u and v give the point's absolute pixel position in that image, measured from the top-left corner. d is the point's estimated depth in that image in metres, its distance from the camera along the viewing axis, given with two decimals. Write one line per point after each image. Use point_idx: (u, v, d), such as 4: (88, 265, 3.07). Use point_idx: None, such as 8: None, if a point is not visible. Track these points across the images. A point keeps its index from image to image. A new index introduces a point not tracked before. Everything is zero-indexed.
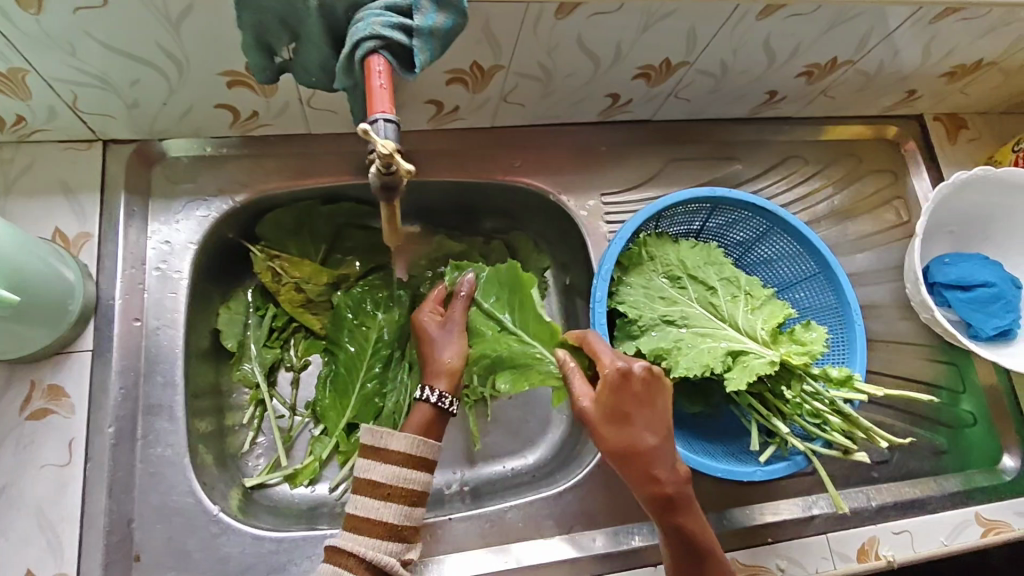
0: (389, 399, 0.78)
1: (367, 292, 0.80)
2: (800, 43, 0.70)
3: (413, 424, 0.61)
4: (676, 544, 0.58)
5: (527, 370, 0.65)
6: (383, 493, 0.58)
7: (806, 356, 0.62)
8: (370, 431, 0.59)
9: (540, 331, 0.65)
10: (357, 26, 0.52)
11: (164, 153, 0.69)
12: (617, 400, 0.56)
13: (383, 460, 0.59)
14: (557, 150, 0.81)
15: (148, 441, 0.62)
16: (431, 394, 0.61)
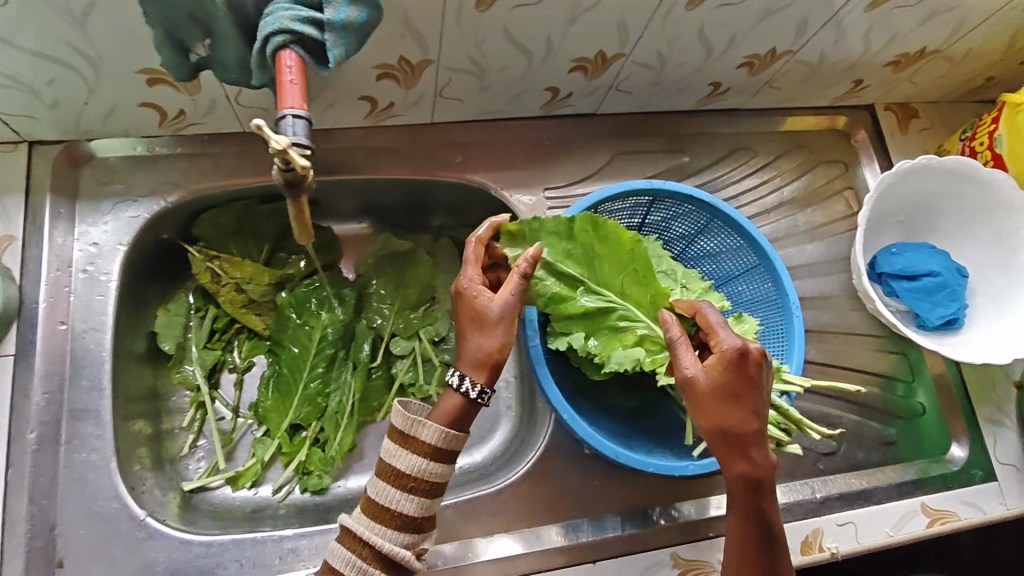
0: (334, 399, 0.78)
1: (309, 292, 0.78)
2: (734, 34, 0.69)
3: (442, 412, 0.55)
4: (749, 532, 0.53)
5: (621, 332, 0.65)
6: (406, 485, 0.54)
7: None
8: (403, 416, 0.55)
9: (634, 290, 0.64)
10: (266, 20, 0.51)
11: (92, 154, 0.68)
12: (735, 375, 0.51)
13: (411, 449, 0.54)
14: (501, 145, 0.80)
15: (73, 445, 0.61)
16: (464, 384, 0.56)
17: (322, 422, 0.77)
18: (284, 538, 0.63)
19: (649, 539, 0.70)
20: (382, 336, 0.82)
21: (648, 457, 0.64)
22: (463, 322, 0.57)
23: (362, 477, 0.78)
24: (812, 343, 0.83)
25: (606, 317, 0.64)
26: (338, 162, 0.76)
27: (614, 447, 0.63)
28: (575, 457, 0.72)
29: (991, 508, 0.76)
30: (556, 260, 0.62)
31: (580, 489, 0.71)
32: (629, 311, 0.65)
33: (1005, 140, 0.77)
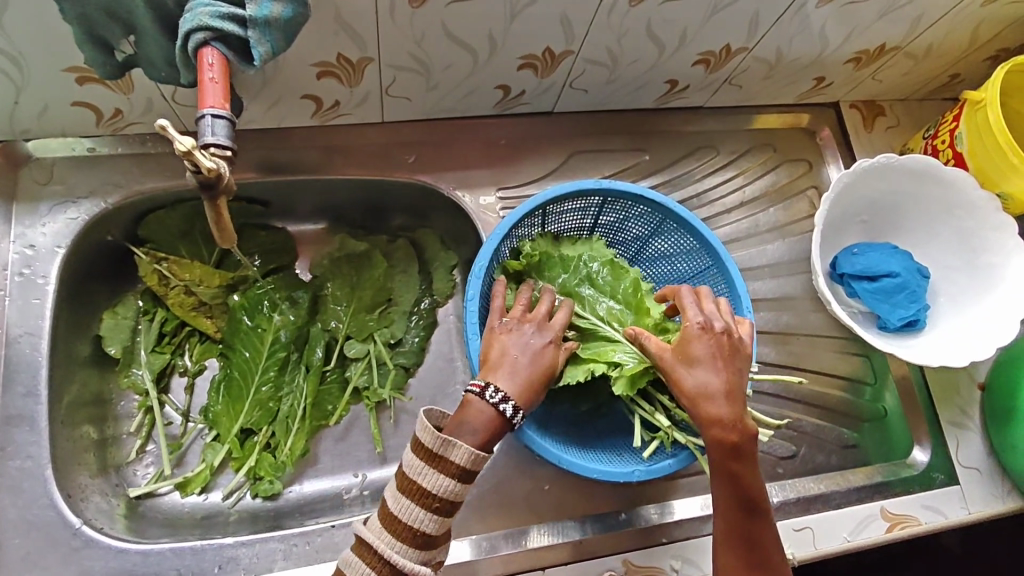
0: (286, 403, 0.76)
1: (261, 294, 0.77)
2: (684, 30, 0.68)
3: (478, 434, 0.51)
4: (730, 505, 0.53)
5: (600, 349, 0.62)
6: (430, 504, 0.49)
7: None
8: (433, 433, 0.49)
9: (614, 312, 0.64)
10: (185, 18, 0.50)
11: (30, 154, 0.67)
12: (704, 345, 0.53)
13: (438, 469, 0.49)
14: (455, 144, 0.79)
15: (7, 453, 0.59)
16: (513, 415, 0.52)
17: (272, 426, 0.75)
18: (224, 546, 0.61)
19: (601, 544, 0.68)
20: (337, 339, 0.80)
21: (593, 463, 0.60)
22: (544, 363, 0.56)
23: (313, 482, 0.77)
24: (775, 345, 0.81)
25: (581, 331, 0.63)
26: (286, 161, 0.75)
27: (554, 451, 0.59)
28: (527, 461, 0.71)
29: (953, 512, 0.75)
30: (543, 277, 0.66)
31: (531, 494, 0.70)
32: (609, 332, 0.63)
33: (965, 138, 0.76)
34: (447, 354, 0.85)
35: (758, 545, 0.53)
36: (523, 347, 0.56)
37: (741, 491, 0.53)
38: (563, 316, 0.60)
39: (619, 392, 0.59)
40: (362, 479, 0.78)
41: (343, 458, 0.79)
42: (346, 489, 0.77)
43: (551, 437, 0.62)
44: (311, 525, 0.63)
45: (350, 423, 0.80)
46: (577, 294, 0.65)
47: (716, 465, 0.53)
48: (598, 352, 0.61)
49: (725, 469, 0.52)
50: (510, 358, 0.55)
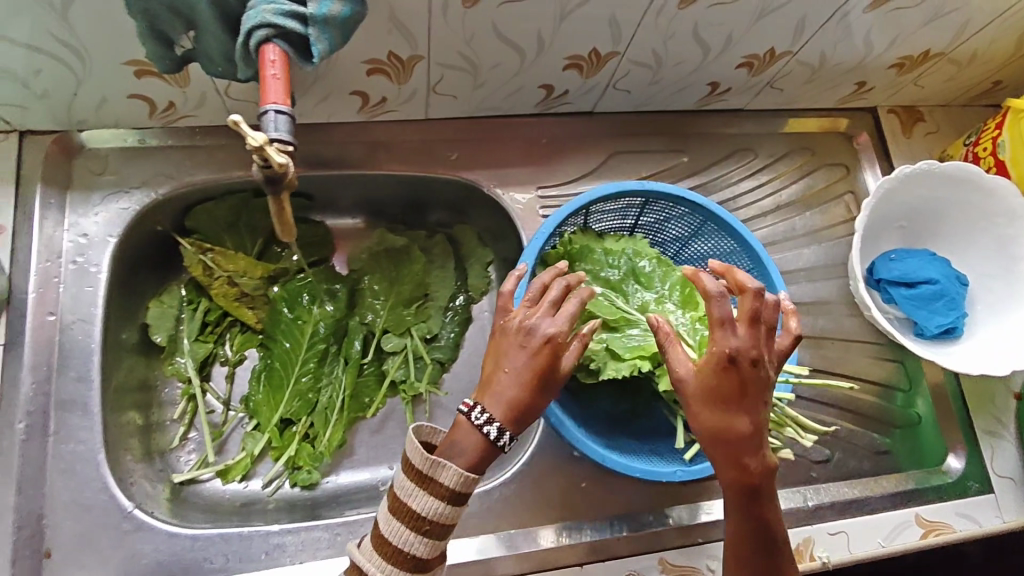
0: (325, 394, 0.78)
1: (303, 287, 0.78)
2: (730, 34, 0.68)
3: (467, 455, 0.49)
4: (748, 540, 0.51)
5: (646, 344, 0.62)
6: (420, 527, 0.48)
7: None
8: (421, 454, 0.48)
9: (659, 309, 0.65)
10: (248, 14, 0.50)
11: (84, 145, 0.68)
12: (730, 378, 0.47)
13: (426, 492, 0.48)
14: (496, 142, 0.79)
15: (61, 437, 0.60)
16: (499, 435, 0.50)
17: (311, 417, 0.77)
18: (270, 534, 0.62)
19: (637, 543, 0.69)
20: (374, 333, 0.81)
21: (635, 462, 0.62)
22: (535, 374, 0.51)
23: (350, 473, 0.78)
24: (809, 349, 0.81)
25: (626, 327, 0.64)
26: (330, 157, 0.76)
27: (599, 450, 0.61)
28: (564, 458, 0.72)
29: (987, 520, 0.75)
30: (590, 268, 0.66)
31: (568, 491, 0.70)
32: (653, 327, 0.64)
33: (1008, 146, 0.76)
34: (482, 350, 0.86)
35: None
36: (512, 357, 0.51)
37: (760, 527, 0.50)
38: (566, 310, 0.53)
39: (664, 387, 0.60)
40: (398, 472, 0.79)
41: (380, 450, 0.80)
42: (382, 481, 0.78)
43: (595, 435, 0.63)
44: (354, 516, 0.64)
45: (386, 416, 0.81)
46: (621, 289, 0.66)
47: (733, 500, 0.50)
48: (645, 345, 0.62)
49: (741, 505, 0.50)
50: (497, 374, 0.51)
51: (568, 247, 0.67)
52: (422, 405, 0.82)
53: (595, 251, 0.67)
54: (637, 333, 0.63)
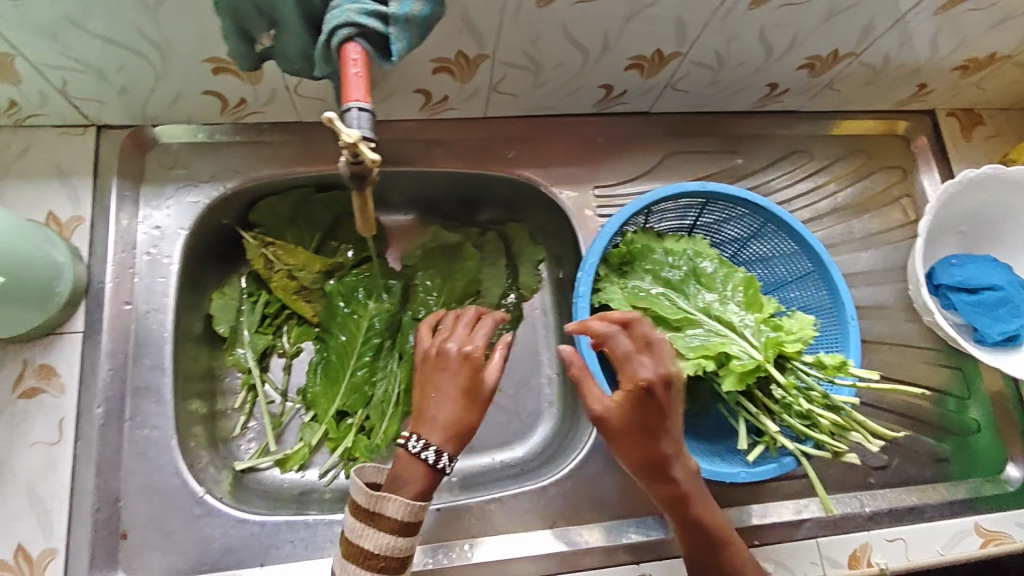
0: (380, 387, 0.78)
1: (358, 281, 0.79)
2: (795, 36, 0.67)
3: (412, 485, 0.55)
4: (698, 553, 0.56)
5: (711, 343, 0.62)
6: (377, 564, 0.53)
7: (800, 344, 0.60)
8: (366, 494, 0.53)
9: (722, 309, 0.64)
10: (331, 14, 0.52)
11: (157, 139, 0.70)
12: (636, 405, 0.52)
13: (376, 529, 0.53)
14: (552, 142, 0.80)
15: (137, 422, 0.63)
16: (438, 457, 0.55)
17: (368, 410, 0.78)
18: (335, 522, 0.63)
19: None
20: None
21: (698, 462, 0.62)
22: (461, 393, 0.56)
23: None
24: (865, 354, 0.80)
25: (689, 326, 0.64)
26: (390, 154, 0.77)
27: None
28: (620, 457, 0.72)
29: None
30: (650, 268, 0.67)
31: (625, 489, 0.71)
32: (715, 327, 0.63)
33: None
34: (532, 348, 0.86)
35: None
36: (439, 381, 0.57)
37: (705, 539, 0.55)
38: (483, 333, 0.59)
39: (728, 388, 0.59)
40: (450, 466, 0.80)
41: None
42: None
43: None
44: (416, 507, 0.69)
45: None
46: (682, 289, 0.67)
47: (676, 518, 0.55)
48: (709, 345, 0.62)
49: (683, 520, 0.55)
50: (430, 398, 0.57)
51: (629, 247, 0.68)
52: None
53: (655, 251, 0.68)
54: (701, 332, 0.63)
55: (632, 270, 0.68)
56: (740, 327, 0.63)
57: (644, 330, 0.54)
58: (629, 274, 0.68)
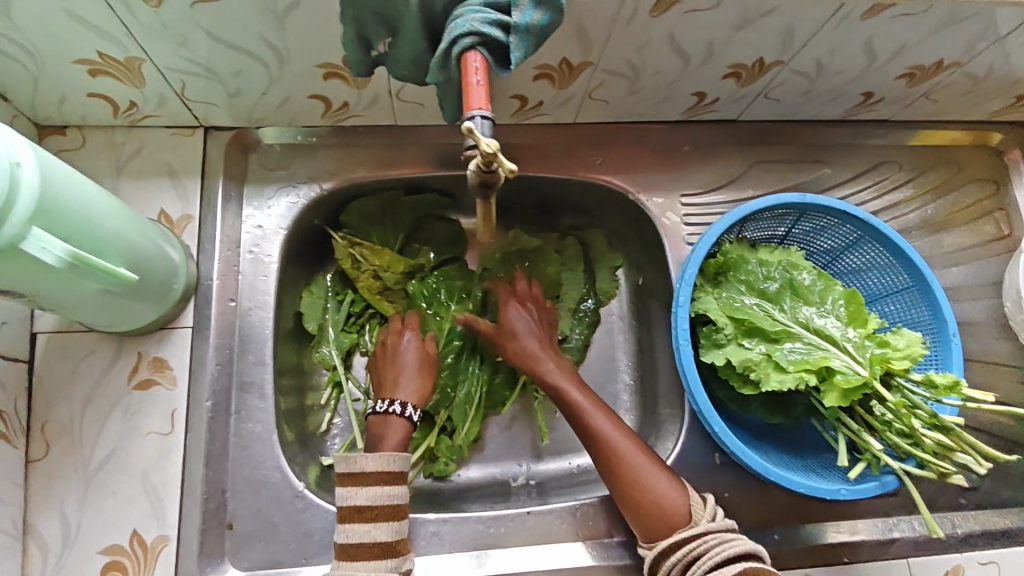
0: (460, 388, 0.78)
1: (440, 283, 0.81)
2: (903, 44, 0.65)
3: (393, 441, 0.66)
4: (600, 460, 0.65)
5: (814, 357, 0.62)
6: (370, 515, 0.59)
7: (907, 361, 0.60)
8: (343, 459, 0.60)
9: (822, 322, 0.64)
10: (456, 23, 0.52)
11: (259, 140, 0.72)
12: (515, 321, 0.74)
13: (364, 484, 0.60)
14: (638, 149, 0.80)
15: (241, 416, 0.66)
16: (407, 409, 0.68)
17: (452, 413, 0.78)
18: (428, 522, 0.68)
19: (780, 558, 0.69)
20: None
21: (794, 476, 0.63)
22: (413, 359, 0.72)
23: (477, 469, 0.80)
24: None
25: (788, 338, 0.64)
26: None
27: (761, 464, 0.62)
28: (707, 467, 0.72)
29: None
30: (746, 280, 0.67)
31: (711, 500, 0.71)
32: (815, 340, 0.63)
33: None
34: (608, 356, 0.86)
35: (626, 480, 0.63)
36: (396, 354, 0.73)
37: (602, 443, 0.65)
38: (411, 317, 0.76)
39: (830, 403, 0.60)
40: (528, 469, 0.81)
41: (510, 446, 0.82)
42: (513, 477, 0.80)
43: (753, 450, 0.65)
44: (502, 510, 0.70)
45: (516, 412, 0.83)
46: (778, 301, 0.66)
47: (579, 430, 0.67)
48: (811, 359, 0.61)
49: (582, 427, 0.66)
50: (392, 372, 0.72)
51: (725, 257, 0.68)
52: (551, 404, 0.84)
53: (749, 261, 0.67)
54: (800, 346, 0.63)
55: (726, 280, 0.68)
56: (842, 342, 0.62)
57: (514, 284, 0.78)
58: (723, 284, 0.68)
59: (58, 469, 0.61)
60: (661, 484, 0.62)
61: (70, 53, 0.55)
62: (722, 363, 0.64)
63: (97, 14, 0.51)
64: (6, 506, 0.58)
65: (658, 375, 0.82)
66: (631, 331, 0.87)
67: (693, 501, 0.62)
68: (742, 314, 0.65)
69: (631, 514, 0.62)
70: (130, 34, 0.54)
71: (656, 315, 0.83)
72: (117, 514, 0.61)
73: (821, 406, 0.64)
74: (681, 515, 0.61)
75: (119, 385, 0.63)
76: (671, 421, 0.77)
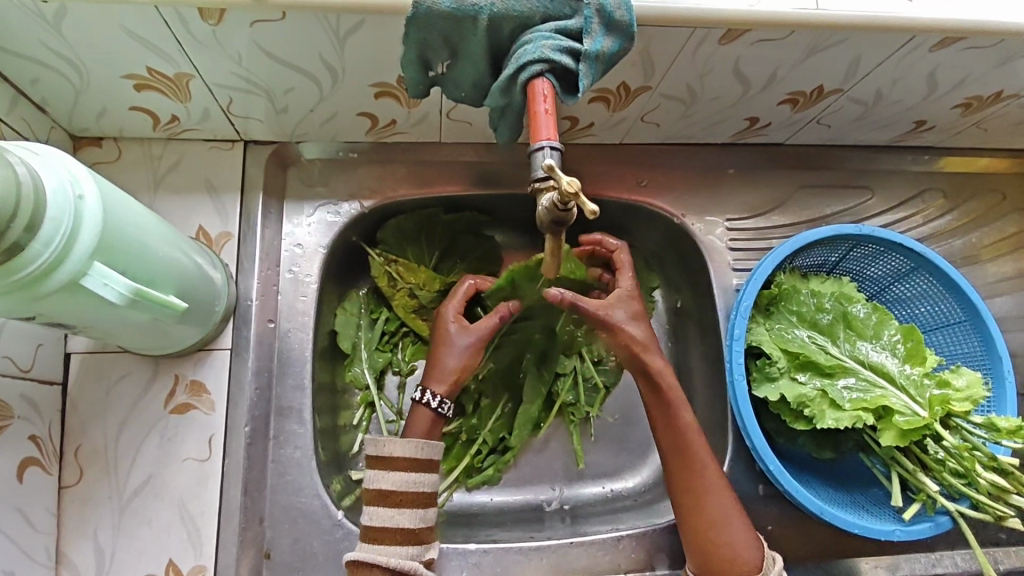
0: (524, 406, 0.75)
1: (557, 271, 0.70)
2: (966, 75, 0.64)
3: (417, 429, 0.63)
4: (682, 487, 0.61)
5: (873, 396, 0.61)
6: (395, 500, 0.57)
7: (968, 404, 0.60)
8: (373, 441, 0.59)
9: (878, 359, 0.63)
10: (525, 48, 0.50)
11: (300, 155, 0.70)
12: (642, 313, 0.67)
13: (390, 469, 0.58)
14: (681, 171, 0.78)
15: (279, 441, 0.64)
16: (428, 397, 0.63)
17: (513, 437, 0.75)
18: (468, 553, 0.67)
19: None
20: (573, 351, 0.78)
21: (849, 515, 0.61)
22: (448, 340, 0.66)
23: (509, 492, 0.78)
24: None
25: (843, 375, 0.63)
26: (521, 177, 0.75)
27: (818, 502, 0.61)
28: (752, 501, 0.70)
29: None
30: (799, 312, 0.65)
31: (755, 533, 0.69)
32: (871, 377, 0.62)
33: None
34: None
35: (699, 500, 0.60)
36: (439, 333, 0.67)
37: (692, 471, 0.61)
38: (466, 285, 0.71)
39: (887, 443, 0.60)
40: (562, 494, 0.78)
41: (544, 470, 0.79)
42: (546, 501, 0.78)
43: (805, 486, 0.64)
44: (543, 541, 0.69)
45: (551, 434, 0.80)
46: (832, 334, 0.65)
47: (672, 451, 0.62)
48: (870, 398, 0.61)
49: (676, 451, 0.62)
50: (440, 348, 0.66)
51: (779, 288, 0.67)
52: (586, 427, 0.81)
53: (802, 291, 0.66)
54: (856, 383, 0.62)
55: (778, 312, 0.66)
56: (900, 380, 0.61)
57: (626, 257, 0.71)
58: (775, 315, 0.66)
59: (92, 494, 0.60)
60: (738, 529, 0.59)
61: (119, 67, 0.55)
62: (776, 399, 0.63)
63: (153, 29, 0.50)
64: (40, 534, 0.56)
65: (696, 401, 0.79)
66: (669, 354, 0.84)
67: (760, 552, 0.59)
68: (798, 349, 0.64)
69: (698, 544, 0.60)
70: (183, 51, 0.53)
71: (694, 341, 0.81)
72: (152, 543, 0.59)
73: (872, 441, 0.64)
74: (749, 566, 0.58)
75: (155, 409, 0.61)
76: (712, 450, 0.75)
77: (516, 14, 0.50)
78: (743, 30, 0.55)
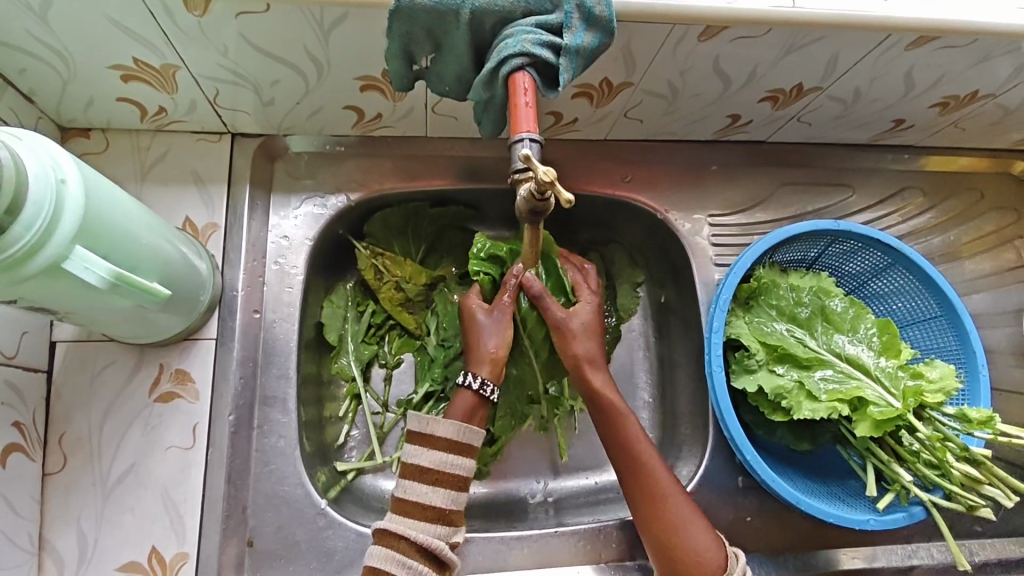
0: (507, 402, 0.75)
1: (508, 247, 0.72)
2: (942, 74, 0.65)
3: (457, 413, 0.60)
4: (638, 495, 0.61)
5: (848, 388, 0.62)
6: (431, 478, 0.56)
7: (941, 395, 0.61)
8: (416, 417, 0.58)
9: (854, 353, 0.64)
10: (506, 43, 0.50)
11: (287, 148, 0.71)
12: (598, 330, 0.67)
13: (430, 446, 0.57)
14: (665, 168, 0.79)
15: (263, 431, 0.64)
16: (474, 381, 0.61)
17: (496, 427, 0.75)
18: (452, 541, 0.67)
19: None
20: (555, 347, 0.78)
21: (827, 506, 0.62)
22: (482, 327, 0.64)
23: (495, 484, 0.78)
24: None
25: (819, 368, 0.64)
26: None
27: (795, 493, 0.62)
28: (731, 492, 0.71)
29: None
30: (779, 306, 0.66)
31: (734, 525, 0.70)
32: (845, 369, 0.63)
33: None
34: (628, 372, 0.84)
35: (655, 510, 0.60)
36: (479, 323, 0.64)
37: (646, 479, 0.61)
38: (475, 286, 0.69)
39: (863, 433, 0.60)
40: (546, 486, 0.79)
41: (528, 463, 0.80)
42: (530, 493, 0.78)
43: (784, 479, 0.65)
44: (526, 530, 0.70)
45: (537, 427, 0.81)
46: (809, 327, 0.66)
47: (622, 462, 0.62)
48: (845, 389, 0.62)
49: (628, 461, 0.62)
50: (475, 340, 0.64)
51: (759, 282, 0.68)
52: (570, 421, 0.82)
53: (781, 287, 0.67)
54: (832, 374, 0.63)
55: (757, 305, 0.68)
56: (876, 373, 0.63)
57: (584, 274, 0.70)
58: (754, 309, 0.67)
59: (75, 481, 0.60)
60: (698, 532, 0.59)
61: (106, 58, 0.55)
62: (754, 389, 0.64)
63: (139, 20, 0.51)
64: (24, 520, 0.56)
65: (679, 395, 0.80)
66: (653, 349, 0.85)
67: (724, 551, 0.59)
68: (776, 341, 0.65)
69: (659, 551, 0.59)
70: (169, 41, 0.53)
71: (678, 335, 0.82)
72: (135, 530, 0.60)
73: (847, 433, 0.65)
74: (713, 566, 0.58)
75: (140, 397, 0.62)
76: (693, 443, 0.76)
77: (497, 9, 0.51)
78: (721, 27, 0.56)
